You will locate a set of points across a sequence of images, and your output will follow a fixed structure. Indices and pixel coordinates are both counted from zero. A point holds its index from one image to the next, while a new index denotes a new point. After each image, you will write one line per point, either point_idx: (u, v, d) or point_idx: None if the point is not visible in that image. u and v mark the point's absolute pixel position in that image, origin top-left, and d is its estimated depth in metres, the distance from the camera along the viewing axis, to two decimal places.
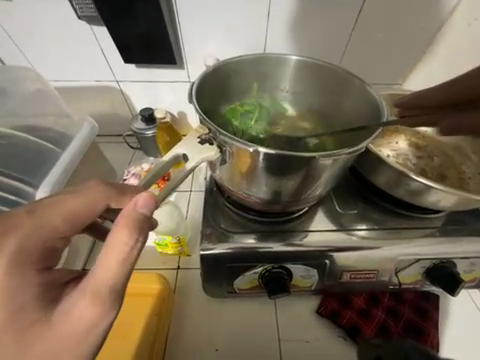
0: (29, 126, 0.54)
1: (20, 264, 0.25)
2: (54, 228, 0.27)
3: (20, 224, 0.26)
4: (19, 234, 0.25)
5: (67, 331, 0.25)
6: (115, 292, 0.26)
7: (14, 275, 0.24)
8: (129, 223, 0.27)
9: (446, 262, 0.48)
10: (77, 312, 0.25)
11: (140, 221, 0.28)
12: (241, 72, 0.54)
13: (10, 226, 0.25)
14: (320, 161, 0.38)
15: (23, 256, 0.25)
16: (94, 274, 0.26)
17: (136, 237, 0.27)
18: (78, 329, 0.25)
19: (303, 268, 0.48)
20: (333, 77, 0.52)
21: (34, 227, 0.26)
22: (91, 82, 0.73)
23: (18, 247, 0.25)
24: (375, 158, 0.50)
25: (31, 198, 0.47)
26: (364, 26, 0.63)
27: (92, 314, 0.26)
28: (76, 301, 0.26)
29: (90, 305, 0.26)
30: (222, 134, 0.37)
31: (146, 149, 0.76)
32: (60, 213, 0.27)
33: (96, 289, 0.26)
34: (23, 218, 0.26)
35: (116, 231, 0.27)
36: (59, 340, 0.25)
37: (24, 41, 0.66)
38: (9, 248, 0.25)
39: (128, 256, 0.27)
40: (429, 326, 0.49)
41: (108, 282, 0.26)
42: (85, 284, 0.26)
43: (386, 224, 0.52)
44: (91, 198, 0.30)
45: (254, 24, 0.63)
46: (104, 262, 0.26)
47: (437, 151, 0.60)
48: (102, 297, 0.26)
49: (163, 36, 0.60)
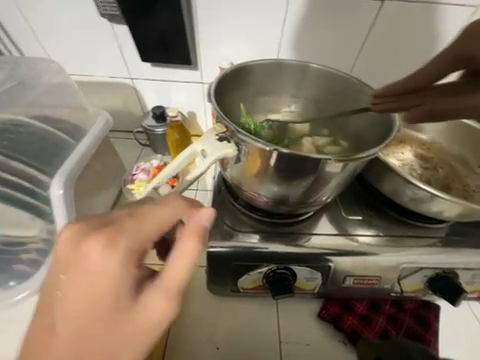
0: (45, 117, 0.55)
1: (131, 259, 0.28)
2: (148, 232, 0.30)
3: (129, 225, 0.29)
4: (129, 233, 0.28)
5: (147, 327, 0.27)
6: (182, 293, 0.29)
7: (125, 267, 0.27)
8: (195, 232, 0.31)
9: (449, 272, 0.49)
10: (155, 309, 0.28)
11: (204, 233, 0.32)
12: (257, 75, 0.55)
13: (119, 225, 0.29)
14: (331, 165, 0.39)
15: (131, 252, 0.28)
16: (163, 277, 0.29)
17: (203, 246, 0.31)
18: (155, 325, 0.28)
19: (308, 271, 0.48)
20: (346, 87, 0.54)
21: (137, 231, 0.29)
22: (106, 78, 0.75)
23: (128, 244, 0.28)
24: (382, 166, 0.51)
25: (45, 187, 0.49)
26: (375, 38, 0.65)
27: (166, 312, 0.28)
28: (150, 302, 0.28)
29: (163, 303, 0.28)
30: (240, 132, 0.38)
31: (155, 146, 0.77)
32: (153, 219, 0.30)
33: (168, 290, 0.29)
34: (128, 220, 0.29)
35: (184, 240, 0.30)
36: (133, 336, 0.27)
37: (45, 34, 0.68)
38: (123, 245, 0.28)
39: (194, 263, 0.30)
40: (429, 334, 0.50)
41: (177, 284, 0.29)
42: (158, 284, 0.29)
43: (390, 232, 0.52)
44: (172, 208, 0.32)
45: (269, 31, 0.65)
46: (175, 265, 0.29)
47: (442, 163, 0.61)
48: (172, 296, 0.29)
49: (180, 37, 0.62)
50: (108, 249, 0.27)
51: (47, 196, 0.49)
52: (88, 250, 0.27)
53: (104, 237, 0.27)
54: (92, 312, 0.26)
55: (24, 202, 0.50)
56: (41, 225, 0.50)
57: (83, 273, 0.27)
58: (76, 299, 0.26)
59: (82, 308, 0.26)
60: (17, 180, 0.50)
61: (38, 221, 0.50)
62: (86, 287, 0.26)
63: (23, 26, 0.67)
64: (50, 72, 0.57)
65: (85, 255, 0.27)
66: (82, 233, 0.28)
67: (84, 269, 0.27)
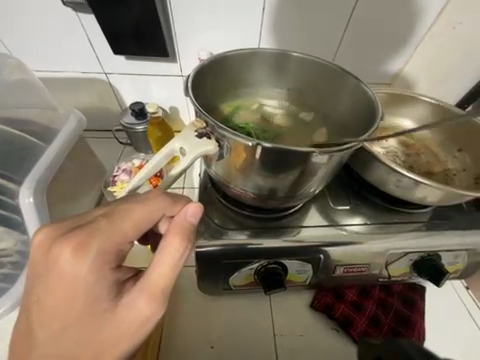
0: (9, 118, 0.51)
1: (100, 262, 0.29)
2: (124, 232, 0.30)
3: (101, 227, 0.29)
4: (100, 236, 0.29)
5: (125, 324, 0.29)
6: (166, 291, 0.30)
7: (95, 271, 0.29)
8: (180, 231, 0.31)
9: (433, 255, 0.51)
10: (134, 308, 0.30)
11: (190, 229, 0.32)
12: (238, 67, 0.53)
13: (93, 227, 0.29)
14: (317, 157, 0.38)
15: (104, 255, 0.29)
16: (150, 275, 0.30)
17: (186, 245, 0.31)
18: (132, 323, 0.29)
19: (299, 263, 0.48)
20: (329, 75, 0.52)
21: (109, 233, 0.29)
22: (77, 74, 0.69)
23: (100, 247, 0.29)
24: (368, 155, 0.51)
25: (13, 195, 0.46)
26: (356, 25, 0.64)
27: (147, 311, 0.30)
28: (135, 299, 0.30)
29: (145, 302, 0.30)
30: (221, 127, 0.37)
31: (137, 145, 0.74)
32: (130, 218, 0.31)
33: (151, 289, 0.30)
34: (100, 222, 0.30)
35: (170, 238, 0.31)
36: (119, 330, 0.29)
37: (2, 26, 0.61)
38: (95, 248, 0.29)
39: (178, 261, 0.31)
40: (415, 314, 0.52)
41: (161, 283, 0.30)
42: (141, 284, 0.30)
43: (377, 219, 0.53)
44: (153, 206, 0.32)
45: (249, 19, 0.62)
46: (160, 265, 0.30)
47: (424, 149, 0.63)
48: (156, 295, 0.30)
49: (155, 27, 0.58)
50: (78, 254, 0.28)
51: (16, 204, 0.46)
52: (59, 255, 0.28)
53: (73, 242, 0.28)
54: (70, 312, 0.28)
55: None
56: (15, 237, 0.46)
57: (55, 278, 0.28)
58: (54, 300, 0.28)
59: (60, 308, 0.28)
60: None
61: (9, 232, 0.46)
62: (61, 290, 0.28)
63: None
64: (9, 67, 0.51)
65: (57, 260, 0.28)
66: (54, 237, 0.29)
67: (55, 274, 0.28)
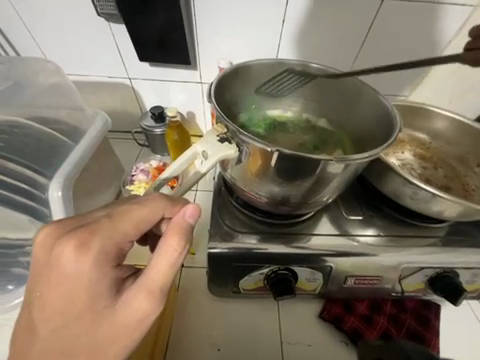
0: (41, 117, 0.54)
1: (101, 262, 0.30)
2: (124, 232, 0.31)
3: (102, 227, 0.30)
4: (101, 236, 0.30)
5: (124, 320, 0.30)
6: (163, 289, 0.32)
7: (95, 270, 0.29)
8: (179, 231, 0.33)
9: (449, 271, 0.49)
10: (132, 305, 0.31)
11: (188, 230, 0.34)
12: (257, 75, 0.55)
13: (95, 227, 0.30)
14: (334, 166, 0.39)
15: (103, 254, 0.30)
16: (149, 273, 0.31)
17: (184, 245, 0.32)
18: (131, 320, 0.31)
19: (309, 271, 0.48)
20: (348, 86, 0.53)
21: (110, 232, 0.30)
22: (104, 78, 0.74)
23: (100, 246, 0.30)
24: (382, 165, 0.51)
25: (43, 189, 0.48)
26: (375, 38, 0.65)
27: (144, 308, 0.31)
28: (134, 296, 0.31)
29: (143, 300, 0.31)
30: (241, 133, 0.38)
31: (154, 147, 0.77)
32: (130, 219, 0.32)
33: (150, 286, 0.31)
34: (101, 222, 0.31)
35: (169, 238, 0.32)
36: (119, 326, 0.30)
37: (41, 34, 0.67)
38: (97, 246, 0.30)
39: (176, 260, 0.32)
40: (430, 334, 0.50)
41: (159, 281, 0.31)
42: (140, 282, 0.31)
43: (390, 231, 0.52)
44: (153, 208, 0.34)
45: (268, 31, 0.64)
46: (158, 263, 0.31)
47: (442, 162, 0.61)
48: (154, 292, 0.31)
49: (179, 36, 0.61)
50: (80, 253, 0.29)
51: (45, 198, 0.48)
52: (61, 254, 0.29)
53: (75, 241, 0.29)
54: (72, 308, 0.29)
55: (19, 203, 0.49)
56: (40, 228, 0.49)
57: (56, 275, 0.29)
58: (55, 296, 0.29)
59: (61, 305, 0.29)
60: (14, 182, 0.49)
61: (36, 224, 0.49)
62: (65, 287, 0.29)
63: (17, 23, 0.65)
64: (47, 72, 0.56)
65: (60, 258, 0.29)
66: (56, 237, 0.30)
67: (57, 272, 0.29)
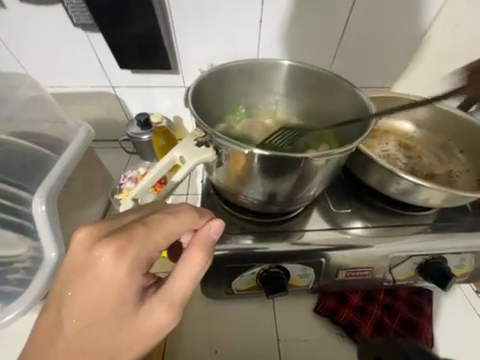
0: (22, 131, 0.53)
1: (134, 270, 0.30)
2: (156, 243, 0.31)
3: (140, 235, 0.30)
4: (138, 244, 0.30)
5: (144, 328, 0.31)
6: (184, 301, 0.32)
7: (129, 277, 0.30)
8: (203, 246, 0.33)
9: (438, 258, 0.50)
10: (153, 315, 0.31)
11: (211, 245, 0.34)
12: (236, 77, 0.56)
13: (131, 234, 0.30)
14: (314, 162, 0.39)
15: (138, 263, 0.30)
16: (172, 284, 0.32)
17: (207, 260, 0.33)
18: (151, 329, 0.31)
19: (300, 267, 0.49)
20: (324, 81, 0.54)
21: (145, 242, 0.30)
22: (86, 88, 0.73)
23: (136, 254, 0.30)
24: (366, 158, 0.51)
25: (27, 204, 0.48)
26: (353, 32, 0.65)
27: (164, 317, 0.31)
28: (156, 306, 0.31)
29: (165, 310, 0.31)
30: (218, 136, 0.38)
31: (142, 154, 0.76)
32: (164, 230, 0.32)
33: (171, 297, 0.31)
34: (138, 229, 0.30)
35: (193, 252, 0.33)
36: (138, 333, 0.31)
37: (18, 48, 0.66)
38: (132, 253, 0.29)
39: (197, 275, 0.32)
40: (423, 320, 0.51)
41: (181, 293, 0.32)
42: (163, 293, 0.31)
43: (379, 222, 0.53)
44: (183, 221, 0.33)
45: (247, 31, 0.65)
46: (181, 276, 0.32)
47: (426, 150, 0.62)
48: (175, 304, 0.32)
49: (157, 42, 0.61)
50: (117, 259, 0.29)
51: (29, 212, 0.48)
52: (99, 258, 0.29)
53: (114, 246, 0.29)
54: (100, 310, 0.29)
55: (2, 219, 0.48)
56: (27, 244, 0.48)
57: (91, 277, 0.29)
58: (87, 299, 0.29)
59: (91, 307, 0.29)
60: None
61: (23, 238, 0.48)
62: (97, 289, 0.29)
63: None
64: (25, 86, 0.55)
65: (97, 261, 0.29)
66: (95, 239, 0.30)
67: (91, 274, 0.29)
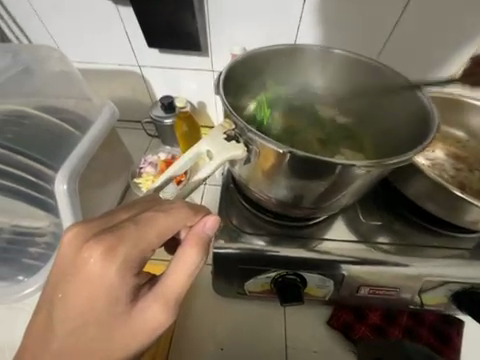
0: (50, 107, 0.53)
1: (125, 269, 0.29)
2: (148, 241, 0.30)
3: (129, 234, 0.29)
4: (128, 244, 0.29)
5: (138, 328, 0.30)
6: (178, 299, 0.31)
7: (119, 277, 0.29)
8: (197, 243, 0.31)
9: (479, 287, 0.44)
10: (147, 314, 0.30)
11: (207, 242, 0.32)
12: (273, 62, 0.50)
13: (122, 234, 0.29)
14: (355, 170, 0.35)
15: (129, 262, 0.29)
16: (166, 282, 0.30)
17: (202, 257, 0.31)
18: (145, 329, 0.30)
19: (319, 278, 0.45)
20: (375, 77, 0.48)
21: (136, 241, 0.29)
22: (113, 66, 0.72)
23: (126, 254, 0.29)
24: (408, 167, 0.45)
25: (50, 181, 0.48)
26: (410, 18, 0.56)
27: (158, 317, 0.30)
28: (150, 304, 0.30)
29: (159, 309, 0.30)
30: (250, 131, 0.35)
31: (164, 138, 0.75)
32: (157, 228, 0.30)
33: (165, 295, 0.30)
34: (129, 229, 0.29)
35: (187, 249, 0.31)
36: (131, 334, 0.29)
37: (50, 19, 0.65)
38: (123, 253, 0.28)
39: (192, 273, 0.31)
40: (448, 350, 0.46)
41: (174, 292, 0.30)
42: (156, 291, 0.30)
43: (413, 239, 0.48)
44: (177, 217, 0.32)
45: (287, 11, 0.58)
46: (176, 274, 0.30)
47: (479, 163, 0.54)
48: (170, 303, 0.30)
49: (189, 20, 0.57)
50: (106, 259, 0.28)
51: (52, 189, 0.48)
52: (88, 258, 0.28)
53: (103, 246, 0.28)
54: (91, 310, 0.29)
55: (28, 195, 0.50)
56: (49, 219, 0.50)
57: (81, 277, 0.29)
58: (78, 298, 0.29)
59: (83, 306, 0.29)
60: (24, 174, 0.50)
61: (46, 215, 0.50)
62: (88, 289, 0.29)
63: (26, 8, 0.64)
64: (54, 59, 0.55)
65: (87, 261, 0.28)
66: (84, 239, 0.29)
67: (81, 274, 0.29)
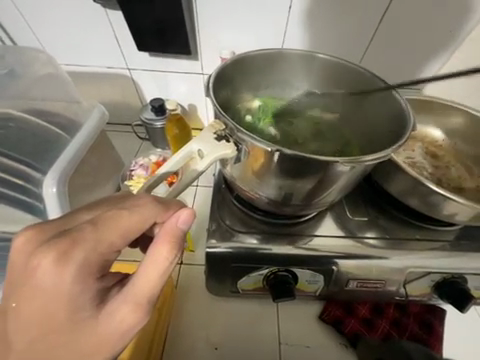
0: (37, 110, 0.53)
1: (83, 275, 0.26)
2: (111, 243, 0.27)
3: (86, 236, 0.26)
4: (85, 248, 0.26)
5: (106, 334, 0.27)
6: (152, 300, 0.29)
7: (77, 284, 0.26)
8: (170, 239, 0.29)
9: (458, 277, 0.47)
10: (116, 317, 0.28)
11: (180, 237, 0.30)
12: (261, 65, 0.52)
13: (78, 237, 0.26)
14: (339, 167, 0.36)
15: (88, 267, 0.26)
16: (136, 283, 0.28)
17: (176, 254, 0.29)
18: (115, 333, 0.28)
19: (310, 273, 0.47)
20: (357, 79, 0.50)
21: (94, 242, 0.26)
22: (102, 69, 0.71)
23: (83, 259, 0.26)
24: (391, 165, 0.48)
25: (37, 184, 0.47)
26: (388, 26, 0.60)
27: (129, 320, 0.28)
28: (120, 307, 0.28)
29: (130, 311, 0.28)
30: (240, 131, 0.36)
31: (154, 140, 0.75)
32: (119, 228, 0.28)
33: (136, 297, 0.28)
34: (86, 230, 0.26)
35: (159, 246, 0.29)
36: (100, 340, 0.27)
37: (37, 22, 0.64)
38: (78, 259, 0.25)
39: (166, 271, 0.29)
40: (433, 339, 0.49)
41: (147, 293, 0.28)
42: (126, 293, 0.28)
43: (397, 234, 0.50)
44: (145, 214, 0.29)
45: (273, 16, 0.60)
46: (147, 273, 0.28)
47: (455, 161, 0.58)
48: (142, 303, 0.28)
49: (179, 25, 0.58)
50: (58, 266, 0.25)
51: (39, 192, 0.47)
52: (38, 266, 0.25)
53: (54, 253, 0.25)
54: (49, 321, 0.26)
55: (16, 199, 0.49)
56: None
57: (33, 287, 0.25)
58: (31, 310, 0.26)
59: (38, 319, 0.26)
60: (9, 177, 0.49)
61: (34, 220, 0.49)
62: (41, 299, 0.25)
63: (12, 11, 0.63)
64: (41, 62, 0.54)
65: (36, 270, 0.25)
66: (34, 245, 0.26)
67: (32, 284, 0.25)
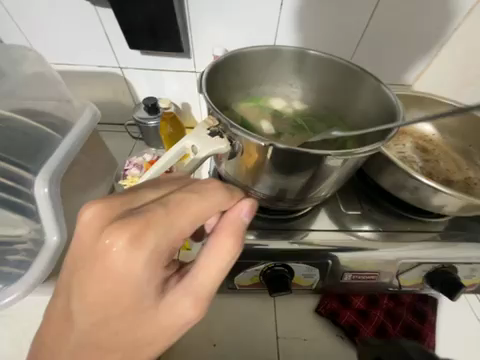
0: (25, 109, 0.51)
1: (155, 261, 0.26)
2: (181, 227, 0.27)
3: (159, 220, 0.26)
4: (157, 231, 0.26)
5: (165, 322, 0.29)
6: (212, 292, 0.30)
7: (147, 270, 0.26)
8: (233, 233, 0.30)
9: (448, 267, 0.48)
10: (177, 307, 0.29)
11: (242, 231, 0.31)
12: (253, 62, 0.52)
13: (150, 218, 0.26)
14: (329, 161, 0.37)
15: (157, 254, 0.26)
16: (200, 273, 0.29)
17: (237, 249, 0.30)
18: (173, 322, 0.29)
19: (305, 267, 0.47)
20: (348, 76, 0.51)
21: (166, 228, 0.26)
22: (93, 68, 0.70)
23: (155, 244, 0.26)
24: (382, 159, 0.49)
25: (29, 185, 0.47)
26: (378, 23, 0.61)
27: (189, 311, 0.29)
28: (181, 299, 0.29)
29: (189, 303, 0.29)
30: (233, 126, 0.36)
31: (148, 139, 0.74)
32: (190, 216, 0.28)
33: (197, 288, 0.29)
34: (157, 212, 0.26)
35: (223, 237, 0.30)
36: (158, 328, 0.29)
37: (24, 20, 0.63)
38: (151, 243, 0.26)
39: (227, 265, 0.30)
40: (425, 327, 0.50)
41: (209, 285, 0.29)
42: (187, 283, 0.29)
43: (390, 227, 0.51)
44: (211, 203, 0.30)
45: (265, 14, 0.60)
46: (210, 265, 0.29)
47: (444, 154, 0.60)
48: (201, 297, 0.30)
49: (170, 22, 0.57)
50: (132, 248, 0.25)
51: (31, 193, 0.47)
52: (110, 247, 0.25)
53: (128, 234, 0.25)
54: (114, 304, 0.26)
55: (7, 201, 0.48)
56: (29, 225, 0.48)
57: (105, 268, 0.25)
58: (99, 290, 0.26)
59: (103, 301, 0.26)
60: None
61: (25, 220, 0.48)
62: (111, 281, 0.26)
63: None
64: (29, 61, 0.53)
65: (108, 250, 0.25)
66: (107, 221, 0.26)
67: (103, 265, 0.26)
